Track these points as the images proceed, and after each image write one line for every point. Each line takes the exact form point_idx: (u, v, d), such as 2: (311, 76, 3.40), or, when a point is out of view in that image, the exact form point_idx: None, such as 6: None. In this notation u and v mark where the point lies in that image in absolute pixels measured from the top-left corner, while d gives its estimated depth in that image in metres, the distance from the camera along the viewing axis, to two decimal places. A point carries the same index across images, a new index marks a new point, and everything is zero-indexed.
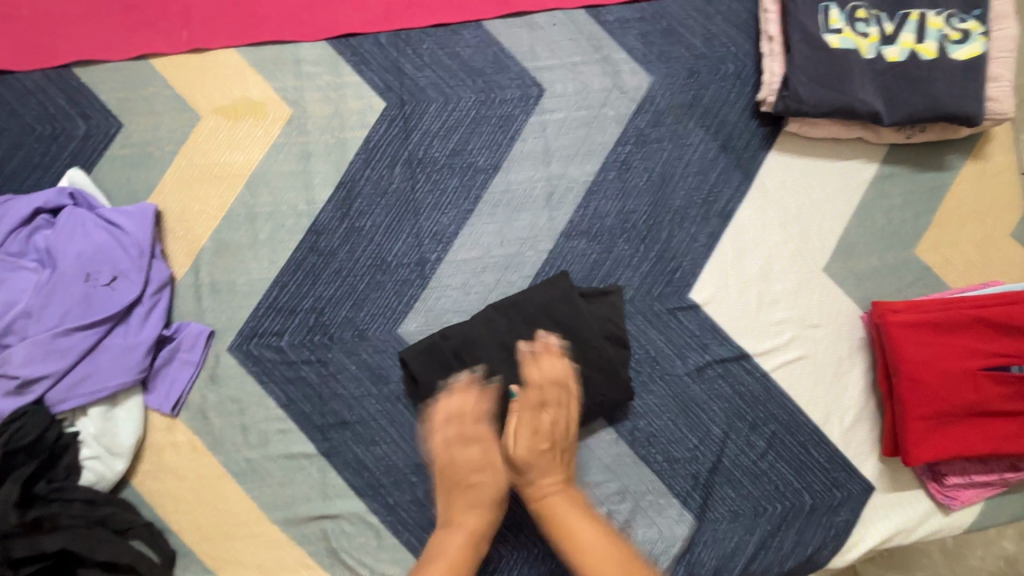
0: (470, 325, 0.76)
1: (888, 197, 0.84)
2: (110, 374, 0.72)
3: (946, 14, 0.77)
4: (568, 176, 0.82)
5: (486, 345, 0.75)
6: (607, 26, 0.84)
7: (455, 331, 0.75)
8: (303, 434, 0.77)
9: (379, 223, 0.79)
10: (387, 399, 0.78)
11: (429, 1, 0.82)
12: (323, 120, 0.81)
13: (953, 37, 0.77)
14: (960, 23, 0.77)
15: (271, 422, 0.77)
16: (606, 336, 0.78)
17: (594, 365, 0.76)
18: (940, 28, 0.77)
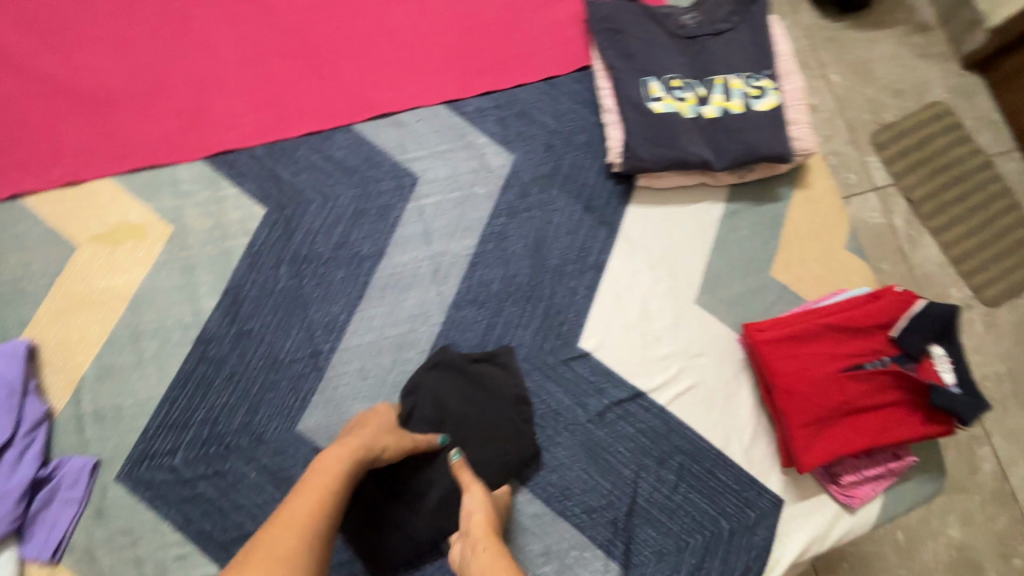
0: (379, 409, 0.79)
1: (737, 230, 0.94)
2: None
3: (743, 76, 0.92)
4: (450, 252, 0.88)
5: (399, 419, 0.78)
6: (468, 116, 0.94)
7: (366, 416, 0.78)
8: (206, 555, 0.73)
9: (268, 323, 0.81)
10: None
11: (300, 114, 0.89)
12: (204, 233, 0.83)
13: (753, 94, 0.91)
14: (756, 81, 0.91)
15: (170, 548, 0.73)
16: (504, 395, 0.82)
17: (499, 425, 0.81)
18: (742, 88, 0.91)
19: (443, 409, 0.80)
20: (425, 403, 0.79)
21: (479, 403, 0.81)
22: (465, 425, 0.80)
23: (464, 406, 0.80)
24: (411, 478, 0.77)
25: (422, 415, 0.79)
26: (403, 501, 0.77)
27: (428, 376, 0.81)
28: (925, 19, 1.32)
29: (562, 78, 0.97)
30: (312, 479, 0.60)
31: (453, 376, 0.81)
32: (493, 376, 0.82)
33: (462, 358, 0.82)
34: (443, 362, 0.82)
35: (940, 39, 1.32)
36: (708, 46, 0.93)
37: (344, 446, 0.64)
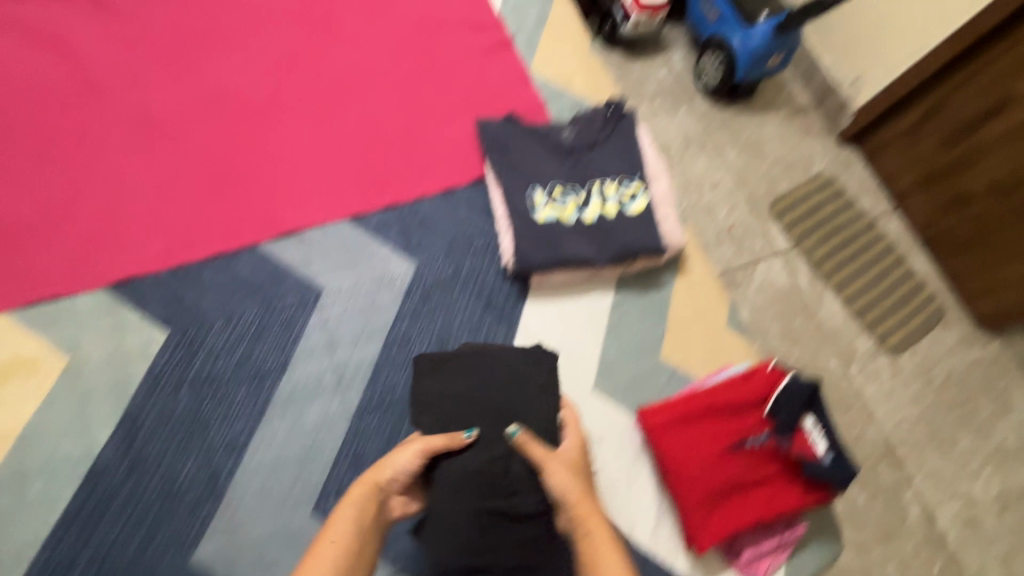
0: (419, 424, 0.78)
1: (628, 317, 1.02)
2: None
3: (617, 181, 1.04)
4: (354, 360, 0.91)
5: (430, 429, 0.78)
6: (370, 228, 1.00)
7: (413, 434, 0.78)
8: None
9: (164, 449, 0.81)
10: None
11: (205, 235, 0.93)
12: (102, 361, 0.84)
13: (627, 197, 1.03)
14: (628, 186, 1.03)
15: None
16: (487, 355, 0.82)
17: (505, 377, 0.80)
18: (616, 192, 1.03)
19: (454, 401, 0.79)
20: (437, 404, 0.79)
21: (479, 377, 0.80)
22: (486, 397, 0.79)
23: (467, 387, 0.80)
24: (492, 476, 0.73)
25: (443, 418, 0.79)
26: (491, 498, 0.72)
27: (419, 387, 0.81)
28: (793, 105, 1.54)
29: (459, 188, 1.06)
30: (335, 523, 0.68)
31: (436, 368, 0.82)
32: (469, 356, 0.82)
33: (434, 358, 0.83)
34: (419, 364, 0.82)
35: (817, 119, 1.54)
36: (584, 159, 1.05)
37: (362, 486, 0.71)
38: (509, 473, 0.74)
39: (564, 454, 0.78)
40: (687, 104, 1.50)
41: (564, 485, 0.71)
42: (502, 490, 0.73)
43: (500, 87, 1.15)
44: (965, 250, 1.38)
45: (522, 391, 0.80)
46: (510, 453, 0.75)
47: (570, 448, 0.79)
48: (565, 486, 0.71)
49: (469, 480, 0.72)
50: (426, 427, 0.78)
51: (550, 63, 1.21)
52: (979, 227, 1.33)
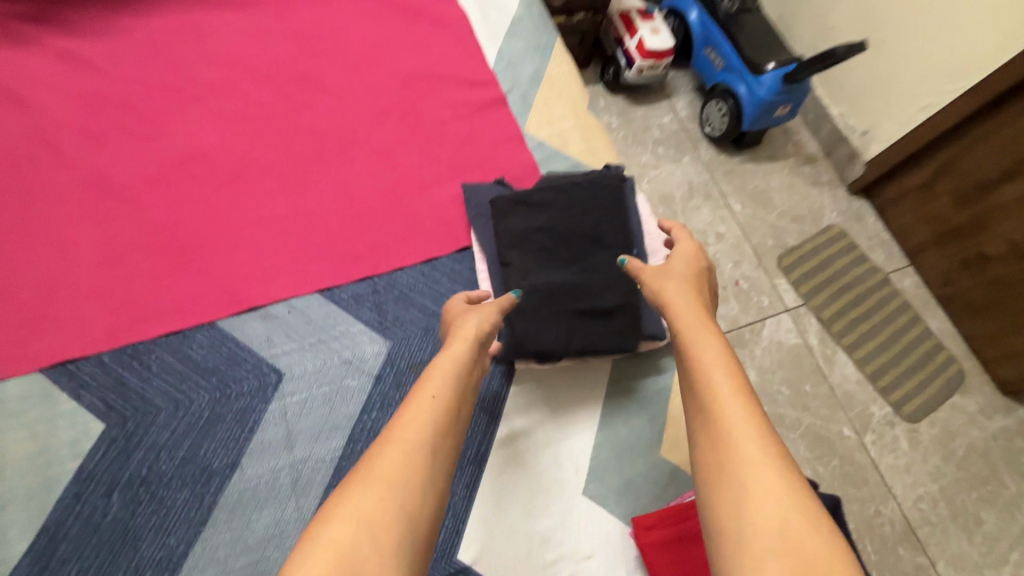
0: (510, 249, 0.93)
1: (624, 406, 0.92)
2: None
3: None
4: (313, 458, 0.81)
5: (517, 256, 0.92)
6: (342, 305, 0.92)
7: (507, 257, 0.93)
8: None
9: (87, 565, 0.71)
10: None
11: (157, 313, 0.85)
12: (26, 459, 0.75)
13: None
14: None
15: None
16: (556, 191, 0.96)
17: (579, 207, 0.95)
18: None
19: (537, 228, 0.94)
20: (523, 233, 0.93)
21: (554, 210, 0.95)
22: (564, 222, 0.94)
23: (548, 219, 0.94)
24: (586, 280, 0.91)
25: (531, 250, 0.93)
26: (590, 300, 0.90)
27: (505, 222, 0.95)
28: (820, 206, 1.89)
29: (441, 259, 0.98)
30: (437, 371, 0.65)
31: (515, 204, 0.95)
32: (542, 192, 0.96)
33: (514, 200, 0.96)
34: (496, 204, 0.96)
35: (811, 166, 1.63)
36: None
37: (460, 337, 0.71)
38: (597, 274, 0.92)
39: (677, 259, 0.81)
40: (726, 204, 1.85)
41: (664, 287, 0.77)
42: (597, 274, 0.92)
43: (490, 148, 1.08)
44: (976, 312, 1.68)
45: (594, 215, 0.95)
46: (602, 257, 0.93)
47: (688, 258, 0.82)
48: (666, 286, 0.76)
49: (568, 285, 0.90)
50: (518, 257, 0.92)
51: (544, 120, 1.14)
52: (991, 288, 1.63)
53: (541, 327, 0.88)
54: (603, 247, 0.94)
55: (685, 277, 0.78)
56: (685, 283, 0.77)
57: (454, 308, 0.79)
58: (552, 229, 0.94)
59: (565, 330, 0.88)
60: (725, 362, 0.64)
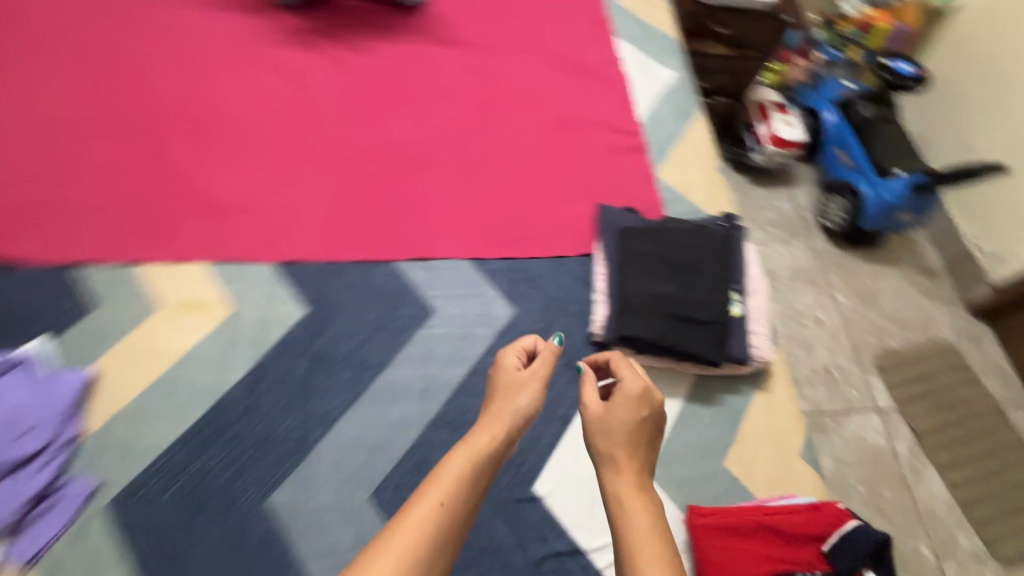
0: (628, 264, 1.10)
1: (698, 414, 1.04)
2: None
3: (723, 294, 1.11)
4: (441, 377, 1.03)
5: (633, 270, 1.10)
6: (485, 272, 1.15)
7: (624, 270, 1.10)
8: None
9: (275, 402, 0.96)
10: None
11: (358, 244, 1.14)
12: (255, 318, 1.04)
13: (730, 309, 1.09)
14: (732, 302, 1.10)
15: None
16: (674, 228, 1.14)
17: (693, 242, 1.12)
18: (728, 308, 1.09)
19: (653, 253, 1.11)
20: (642, 253, 1.11)
21: (671, 240, 1.12)
22: (679, 251, 1.11)
23: (665, 246, 1.11)
24: (688, 299, 1.06)
25: (645, 267, 1.10)
26: (688, 313, 1.05)
27: (628, 242, 1.13)
28: (933, 318, 1.88)
29: (569, 257, 1.19)
30: (459, 457, 0.72)
31: (639, 232, 1.14)
32: (662, 227, 1.14)
33: (639, 228, 1.15)
34: (623, 230, 1.16)
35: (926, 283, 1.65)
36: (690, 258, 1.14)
37: (488, 432, 0.76)
38: (696, 295, 1.07)
39: (621, 403, 0.80)
40: (831, 293, 1.89)
41: (610, 434, 0.78)
42: (698, 294, 1.07)
43: (626, 182, 1.31)
44: None
45: (705, 250, 1.12)
46: (704, 284, 1.08)
47: (630, 406, 0.80)
48: (610, 440, 0.78)
49: (671, 297, 1.06)
50: (633, 269, 1.10)
51: (675, 170, 1.35)
52: None
53: (641, 323, 1.04)
54: (707, 277, 1.09)
55: (624, 433, 0.78)
56: (623, 444, 0.77)
57: (507, 370, 0.85)
58: (666, 255, 1.11)
59: (660, 330, 1.03)
60: (651, 544, 0.68)
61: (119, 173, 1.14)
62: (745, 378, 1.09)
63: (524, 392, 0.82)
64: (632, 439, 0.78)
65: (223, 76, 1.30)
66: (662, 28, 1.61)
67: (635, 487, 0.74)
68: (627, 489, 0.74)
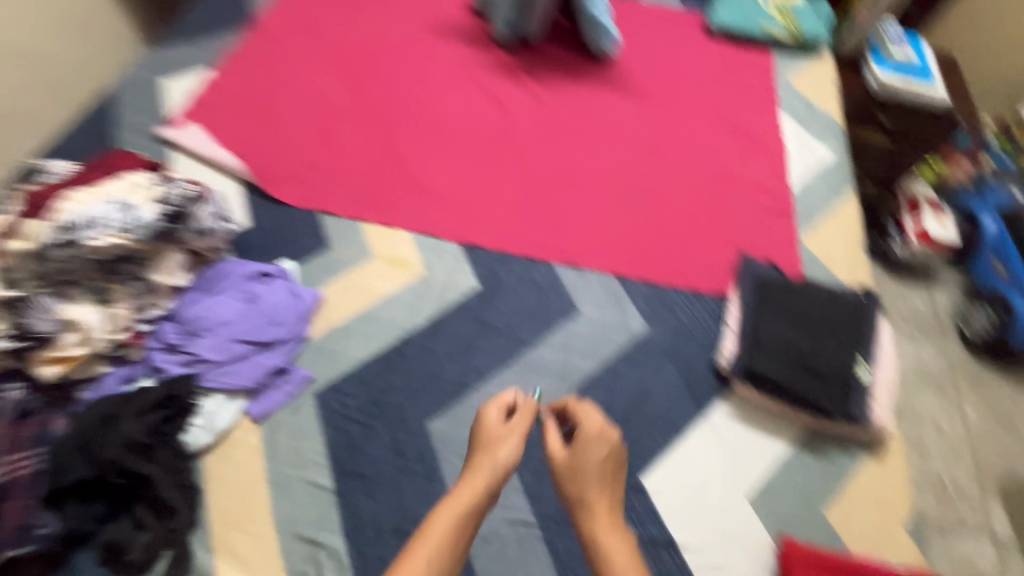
0: (763, 309, 1.21)
1: (805, 462, 1.11)
2: (146, 361, 1.07)
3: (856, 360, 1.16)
4: (577, 366, 1.20)
5: (767, 316, 1.20)
6: (629, 289, 1.32)
7: (758, 313, 1.21)
8: (329, 497, 1.01)
9: (445, 351, 1.19)
10: (393, 491, 1.03)
11: (525, 243, 1.37)
12: (441, 282, 1.29)
13: (859, 375, 1.15)
14: (862, 369, 1.15)
15: (307, 471, 1.03)
16: (813, 288, 1.23)
17: (829, 305, 1.21)
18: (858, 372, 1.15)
19: (788, 306, 1.21)
20: (778, 303, 1.21)
21: (807, 298, 1.22)
22: (813, 309, 1.20)
23: (801, 301, 1.21)
24: (815, 353, 1.15)
25: (779, 316, 1.20)
26: (814, 366, 1.13)
27: (766, 290, 1.24)
28: None
29: (705, 294, 1.32)
30: (445, 512, 0.79)
31: (778, 284, 1.24)
32: (801, 284, 1.24)
33: (779, 280, 1.25)
34: (762, 279, 1.27)
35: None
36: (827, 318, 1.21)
37: (467, 487, 0.83)
38: (825, 353, 1.15)
39: (587, 445, 0.90)
40: (958, 403, 1.80)
41: (583, 477, 0.87)
42: (827, 352, 1.15)
43: (769, 240, 1.42)
44: None
45: (840, 314, 1.20)
46: (834, 345, 1.16)
47: (593, 446, 0.89)
48: (584, 483, 0.86)
49: (799, 348, 1.15)
50: (767, 316, 1.20)
51: (820, 239, 1.44)
52: None
53: (768, 364, 1.14)
54: (839, 338, 1.17)
55: (592, 473, 0.87)
56: (594, 482, 0.86)
57: (489, 424, 0.92)
58: (801, 310, 1.20)
59: (785, 374, 1.13)
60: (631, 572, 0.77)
61: (361, 154, 1.49)
62: (860, 441, 1.13)
63: (503, 447, 0.89)
64: (602, 476, 0.87)
65: (445, 95, 1.64)
66: (827, 110, 1.72)
67: (610, 521, 0.84)
68: (603, 526, 0.83)
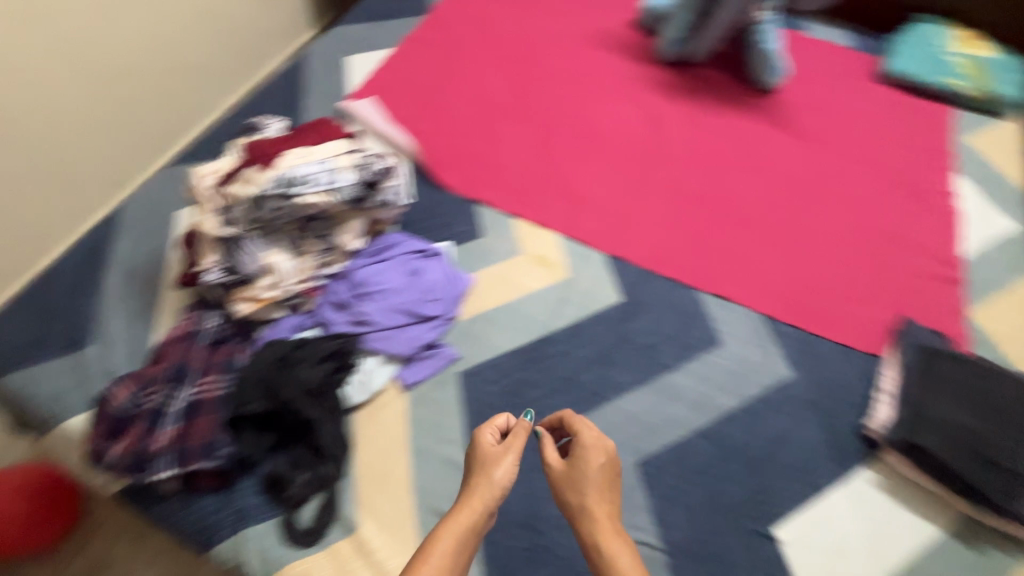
0: (925, 380, 1.14)
1: (958, 552, 1.03)
2: (314, 313, 1.15)
3: None
4: (715, 398, 1.18)
5: (930, 388, 1.12)
6: (774, 331, 1.28)
7: (918, 383, 1.14)
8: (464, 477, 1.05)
9: (583, 357, 1.20)
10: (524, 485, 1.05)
11: (671, 264, 1.36)
12: (585, 288, 1.30)
13: None
14: None
15: (445, 446, 1.07)
16: (987, 367, 1.13)
17: (1006, 390, 1.11)
18: None
19: (955, 382, 1.12)
20: (944, 376, 1.13)
21: (979, 377, 1.12)
22: (988, 391, 1.10)
23: (971, 380, 1.12)
24: (986, 438, 1.05)
25: (944, 390, 1.12)
26: (983, 452, 1.04)
27: (932, 360, 1.16)
28: None
29: (858, 350, 1.25)
30: (441, 536, 0.74)
31: (945, 356, 1.16)
32: (974, 361, 1.15)
33: (946, 351, 1.17)
34: (925, 346, 1.19)
35: None
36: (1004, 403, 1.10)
37: (465, 508, 0.77)
38: (999, 439, 1.05)
39: (585, 453, 0.84)
40: None
41: (583, 484, 0.81)
42: (1001, 438, 1.05)
43: (934, 307, 1.33)
44: None
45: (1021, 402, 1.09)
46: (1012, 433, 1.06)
47: (589, 455, 0.84)
48: (582, 492, 0.80)
49: (966, 429, 1.07)
50: (930, 387, 1.12)
51: (991, 316, 1.33)
52: None
53: (928, 438, 1.06)
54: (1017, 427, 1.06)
55: (592, 480, 0.81)
56: (594, 489, 0.80)
57: (482, 442, 0.86)
58: (972, 389, 1.11)
59: (946, 453, 1.05)
60: None
61: (517, 151, 1.53)
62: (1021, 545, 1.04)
63: (499, 468, 0.82)
64: (601, 482, 0.82)
65: (603, 105, 1.66)
66: (1010, 177, 1.59)
67: (613, 525, 0.77)
68: (606, 531, 0.76)
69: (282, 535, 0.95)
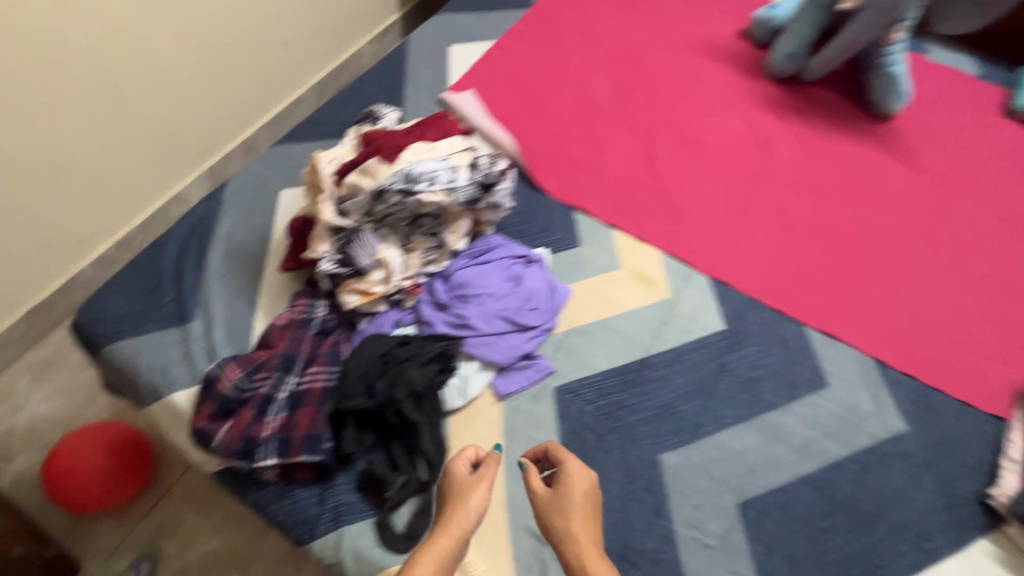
0: None
1: None
2: (415, 310, 1.14)
3: None
4: (820, 443, 1.11)
5: None
6: (887, 378, 1.20)
7: None
8: None
9: (682, 384, 1.15)
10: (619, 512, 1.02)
11: (777, 294, 1.29)
12: (685, 311, 1.25)
13: None
14: None
15: None
16: None
17: None
18: None
19: None
20: None
21: None
22: None
23: None
24: None
25: None
26: None
27: None
28: None
29: (978, 409, 1.16)
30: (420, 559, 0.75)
31: None
32: None
33: None
34: None
35: None
36: None
37: (445, 534, 0.79)
38: None
39: (566, 481, 0.85)
40: None
41: (566, 511, 0.83)
42: None
43: None
44: None
45: None
46: None
47: (572, 483, 0.85)
48: (564, 520, 0.82)
49: None
50: None
51: None
52: None
53: None
54: None
55: (576, 506, 0.83)
56: (578, 517, 0.82)
57: (456, 470, 0.88)
58: None
59: None
60: None
61: (618, 159, 1.48)
62: None
63: (475, 499, 0.84)
64: (583, 508, 0.83)
65: (709, 117, 1.59)
66: None
67: (597, 551, 0.79)
68: (593, 558, 0.78)
69: (380, 536, 0.94)
